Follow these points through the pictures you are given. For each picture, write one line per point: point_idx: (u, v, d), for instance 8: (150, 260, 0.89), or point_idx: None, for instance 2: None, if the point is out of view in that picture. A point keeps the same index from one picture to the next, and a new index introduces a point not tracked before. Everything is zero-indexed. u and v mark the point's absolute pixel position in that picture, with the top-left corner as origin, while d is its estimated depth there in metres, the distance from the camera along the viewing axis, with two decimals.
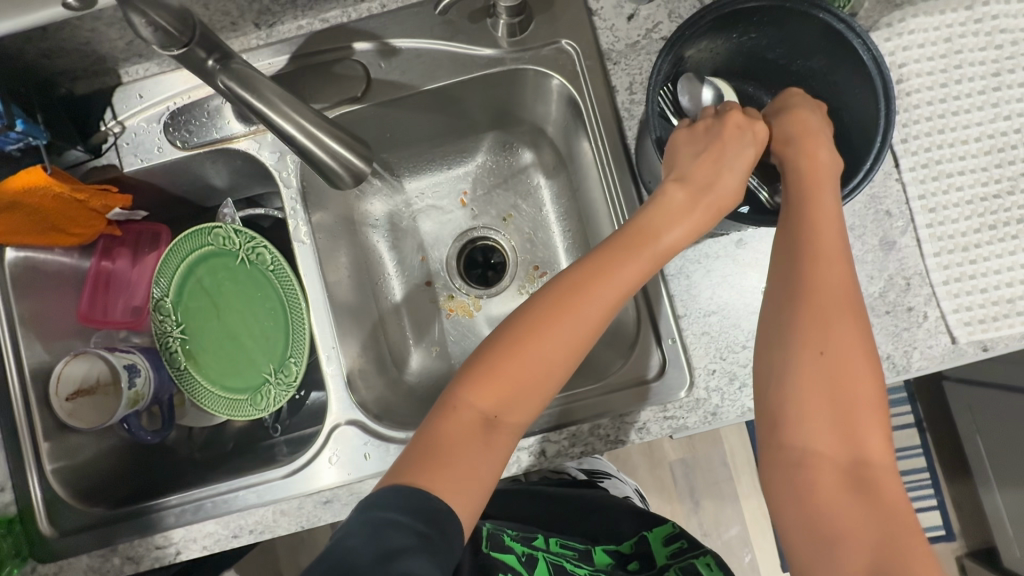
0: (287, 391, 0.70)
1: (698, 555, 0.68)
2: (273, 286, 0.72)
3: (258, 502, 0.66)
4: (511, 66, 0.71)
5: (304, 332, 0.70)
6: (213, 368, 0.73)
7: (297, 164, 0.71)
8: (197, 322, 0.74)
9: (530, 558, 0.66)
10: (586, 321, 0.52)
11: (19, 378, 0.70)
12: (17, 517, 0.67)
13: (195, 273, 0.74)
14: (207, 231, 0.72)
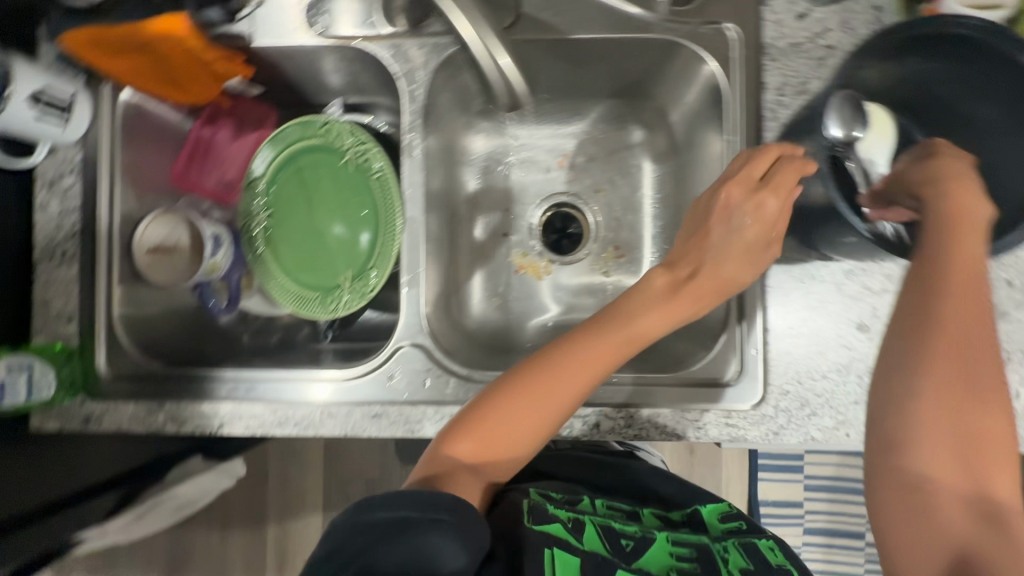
0: (360, 300, 0.70)
1: (758, 538, 0.66)
2: (371, 194, 0.71)
3: (310, 398, 0.67)
4: (664, 36, 0.69)
5: (391, 248, 0.70)
6: (288, 261, 0.73)
7: (425, 81, 0.70)
8: (284, 212, 0.74)
9: (577, 525, 0.63)
10: (562, 394, 0.56)
11: (107, 218, 0.70)
12: (78, 349, 0.68)
13: (295, 162, 0.73)
14: (320, 124, 0.72)
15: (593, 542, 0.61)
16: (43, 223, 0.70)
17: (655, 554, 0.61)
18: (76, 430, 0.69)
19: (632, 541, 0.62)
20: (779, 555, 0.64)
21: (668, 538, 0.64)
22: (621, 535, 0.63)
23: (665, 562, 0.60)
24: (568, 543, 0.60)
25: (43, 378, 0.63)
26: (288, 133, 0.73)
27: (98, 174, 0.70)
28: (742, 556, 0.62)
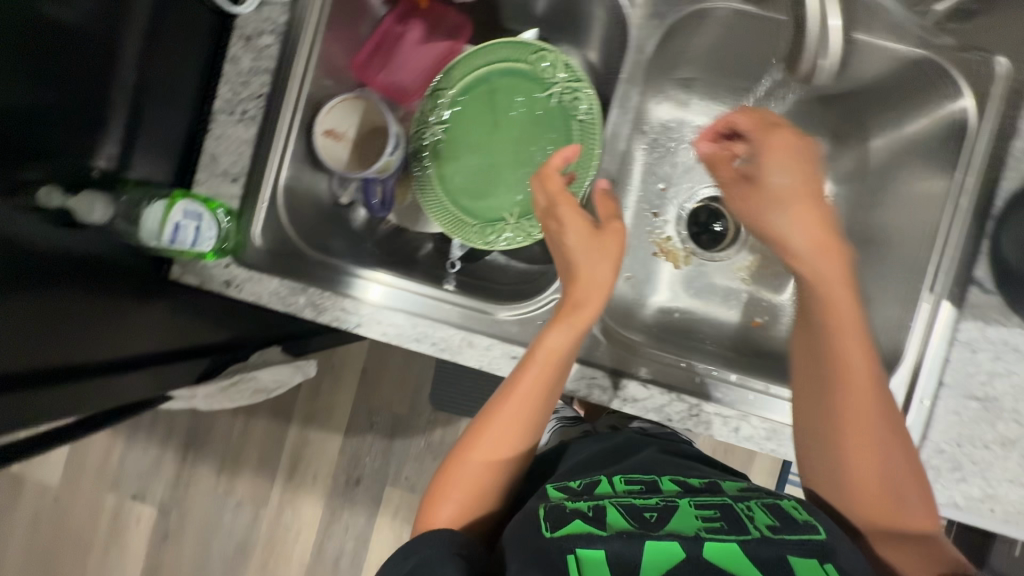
0: (523, 239, 0.69)
1: (778, 498, 0.57)
2: (568, 136, 0.70)
3: (455, 322, 0.66)
4: (923, 51, 0.64)
5: (571, 196, 0.68)
6: (453, 180, 0.71)
7: (656, 34, 0.67)
8: (462, 128, 0.71)
9: (597, 514, 0.52)
10: (517, 409, 0.58)
11: (296, 86, 0.67)
12: (237, 212, 0.67)
13: (490, 82, 0.71)
14: (533, 49, 0.69)
15: (620, 523, 0.51)
16: (228, 75, 0.67)
17: (681, 518, 0.52)
18: (213, 292, 0.68)
19: (657, 514, 0.53)
20: (804, 512, 0.54)
21: (692, 503, 0.54)
22: (644, 508, 0.53)
23: (693, 527, 0.51)
24: (594, 535, 0.49)
25: (208, 230, 0.61)
26: (495, 49, 0.70)
27: (296, 40, 0.67)
28: (766, 512, 0.53)
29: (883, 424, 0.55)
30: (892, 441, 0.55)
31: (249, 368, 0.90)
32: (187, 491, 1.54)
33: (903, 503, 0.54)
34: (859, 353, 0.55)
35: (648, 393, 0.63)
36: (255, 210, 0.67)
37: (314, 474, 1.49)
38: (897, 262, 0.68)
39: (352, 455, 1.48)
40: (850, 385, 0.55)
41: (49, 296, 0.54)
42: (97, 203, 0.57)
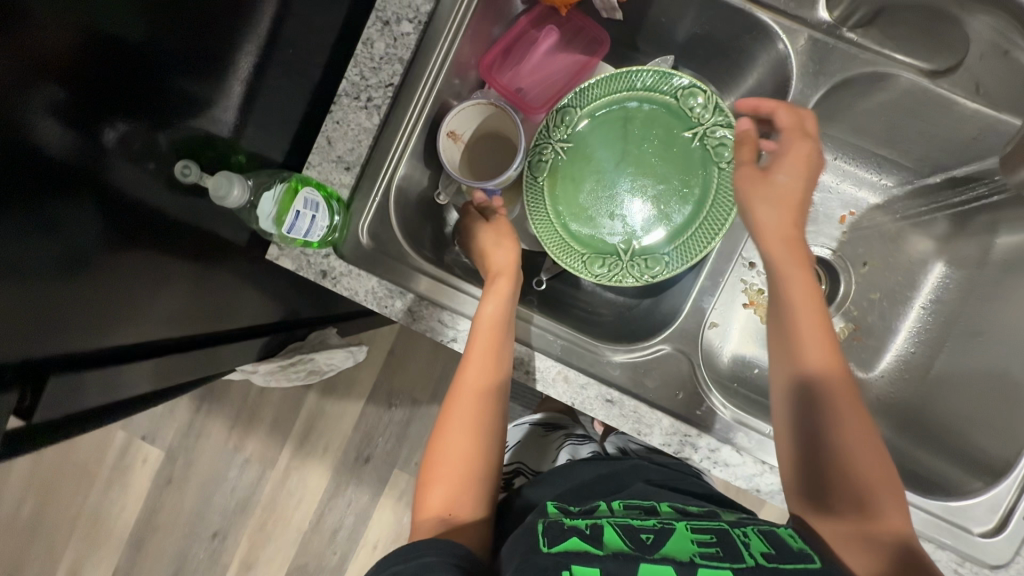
0: (632, 279, 0.66)
1: (777, 527, 0.53)
2: (702, 183, 0.65)
3: (555, 354, 0.64)
4: None
5: (698, 247, 0.64)
6: (564, 202, 0.68)
7: (816, 92, 0.62)
8: (584, 151, 0.68)
9: (596, 532, 0.49)
10: (474, 385, 0.59)
11: (428, 84, 0.64)
12: (346, 204, 0.64)
13: (625, 109, 0.67)
14: (681, 84, 0.64)
15: (617, 543, 0.47)
16: (359, 57, 0.63)
17: (676, 542, 0.49)
18: (308, 279, 0.66)
19: (653, 536, 0.49)
20: (799, 541, 0.51)
21: (688, 527, 0.51)
22: (639, 529, 0.50)
23: (688, 552, 0.48)
24: (593, 555, 0.45)
25: (323, 221, 0.58)
26: (640, 75, 0.66)
27: (436, 37, 0.64)
28: (762, 539, 0.50)
29: (848, 429, 0.53)
30: (863, 446, 0.53)
31: (305, 350, 0.90)
32: (198, 442, 1.47)
33: (882, 521, 0.51)
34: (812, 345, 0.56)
35: (740, 460, 0.61)
36: (365, 204, 0.65)
37: (325, 445, 1.44)
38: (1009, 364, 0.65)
39: (366, 433, 1.43)
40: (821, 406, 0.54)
41: (132, 254, 0.58)
42: (233, 186, 0.56)
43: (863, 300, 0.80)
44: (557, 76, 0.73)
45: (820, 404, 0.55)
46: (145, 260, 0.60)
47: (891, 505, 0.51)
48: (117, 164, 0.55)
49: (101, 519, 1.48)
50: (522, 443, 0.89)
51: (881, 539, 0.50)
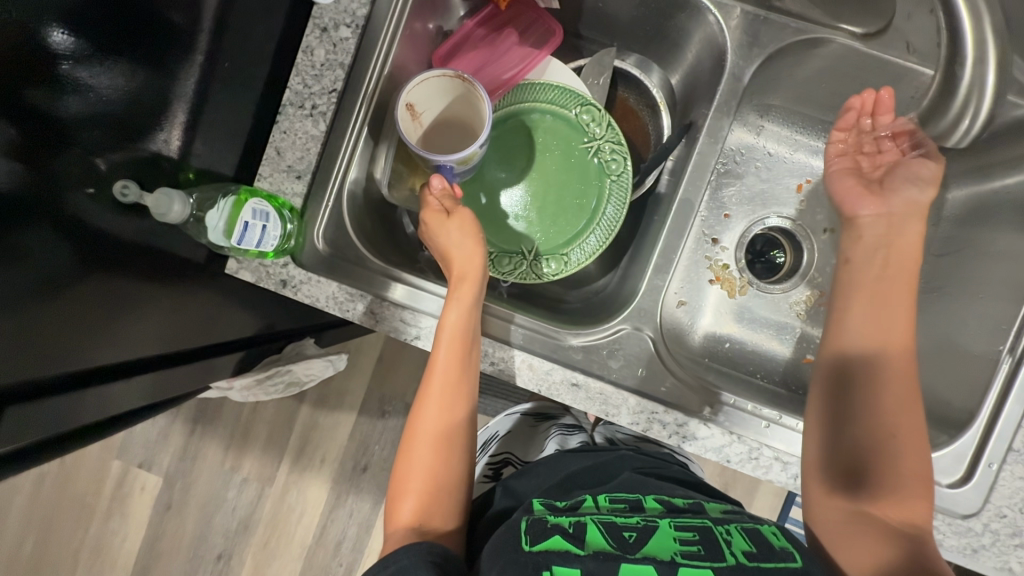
0: (535, 276, 0.71)
1: (761, 523, 0.57)
2: (596, 192, 0.70)
3: (518, 343, 0.64)
4: None
5: (592, 247, 0.70)
6: (473, 205, 0.72)
7: (754, 65, 0.63)
8: (490, 155, 0.72)
9: (578, 530, 0.52)
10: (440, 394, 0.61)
11: (370, 87, 0.65)
12: (300, 211, 0.65)
13: (530, 117, 0.71)
14: (577, 100, 0.70)
15: (598, 541, 0.51)
16: (301, 66, 0.64)
17: (658, 541, 0.52)
18: (269, 290, 0.66)
19: (636, 533, 0.52)
20: (783, 539, 0.55)
21: (672, 523, 0.54)
22: (623, 526, 0.53)
23: (669, 550, 0.51)
24: (572, 555, 0.49)
25: (274, 230, 0.59)
26: (543, 89, 0.70)
27: (374, 40, 0.64)
28: (744, 536, 0.53)
29: (903, 409, 0.57)
30: (909, 429, 0.56)
31: (284, 362, 0.92)
32: (195, 465, 1.46)
33: (907, 498, 0.54)
34: (886, 331, 0.60)
35: (709, 432, 0.62)
36: (319, 210, 0.65)
37: (322, 457, 1.44)
38: (967, 317, 0.66)
39: (362, 441, 1.44)
40: (882, 386, 0.58)
41: (116, 282, 0.59)
42: (174, 201, 0.57)
43: (824, 266, 0.82)
44: (515, 62, 0.72)
45: (881, 385, 0.58)
46: (110, 292, 0.59)
47: (914, 488, 0.54)
48: (74, 194, 0.53)
49: (105, 550, 1.48)
50: (515, 435, 0.89)
51: (894, 519, 0.53)
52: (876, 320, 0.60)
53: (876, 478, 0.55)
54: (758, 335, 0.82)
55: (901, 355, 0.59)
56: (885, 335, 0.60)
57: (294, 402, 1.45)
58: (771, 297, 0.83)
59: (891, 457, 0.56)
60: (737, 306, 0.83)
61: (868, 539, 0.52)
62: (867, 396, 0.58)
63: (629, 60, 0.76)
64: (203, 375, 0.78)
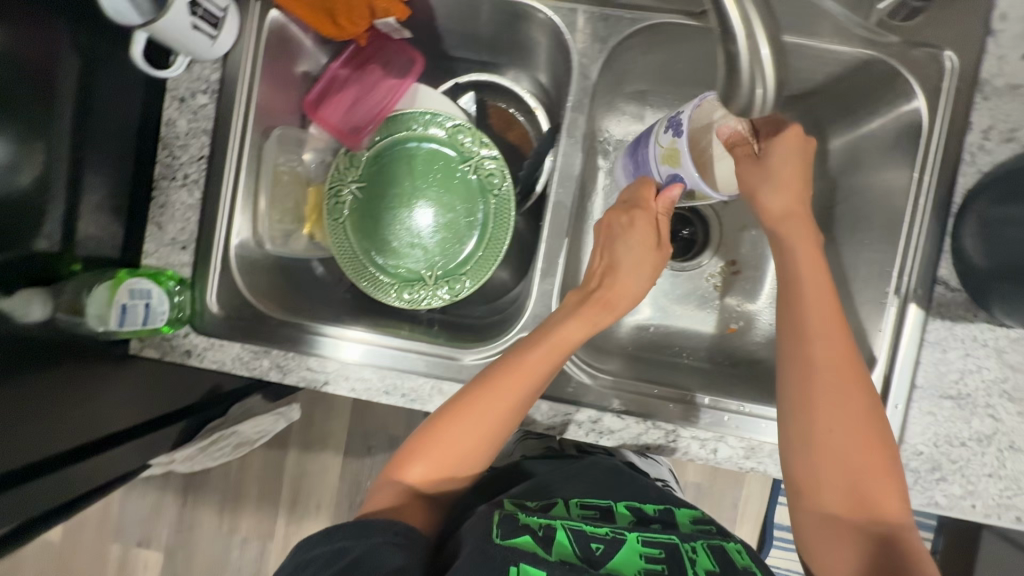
0: (441, 300, 0.72)
1: (726, 540, 0.59)
2: (482, 208, 0.72)
3: (423, 371, 0.65)
4: (876, 56, 0.62)
5: (491, 263, 0.71)
6: (368, 240, 0.73)
7: (601, 59, 0.64)
8: (375, 188, 0.73)
9: (548, 533, 0.54)
10: (508, 406, 0.59)
11: (237, 148, 0.66)
12: (189, 279, 0.66)
13: (408, 144, 0.73)
14: (448, 122, 0.71)
15: (566, 549, 0.53)
16: (167, 139, 0.66)
17: (624, 555, 0.54)
18: (177, 361, 0.67)
19: (604, 545, 0.55)
20: (746, 558, 0.57)
21: (639, 539, 0.57)
22: (591, 537, 0.55)
23: (634, 567, 0.53)
24: (539, 556, 0.51)
25: (160, 306, 0.61)
26: (414, 118, 0.72)
27: (231, 102, 0.65)
28: (708, 556, 0.55)
29: (859, 442, 0.55)
30: (866, 459, 0.55)
31: (228, 425, 0.90)
32: (193, 533, 1.46)
33: (876, 510, 0.54)
34: (830, 361, 0.57)
35: (623, 424, 0.64)
36: (208, 275, 0.66)
37: (316, 503, 1.43)
38: (862, 262, 0.68)
39: (353, 479, 1.42)
40: (827, 418, 0.56)
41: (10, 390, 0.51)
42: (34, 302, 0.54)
43: (733, 235, 0.84)
44: (382, 96, 0.73)
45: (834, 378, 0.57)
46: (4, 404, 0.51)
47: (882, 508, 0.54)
48: None
49: None
50: None
51: (864, 518, 0.54)
52: (820, 353, 0.57)
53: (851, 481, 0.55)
54: (683, 315, 0.83)
55: (840, 348, 0.57)
56: (833, 369, 0.56)
57: (279, 452, 1.43)
58: (689, 275, 0.84)
59: (852, 472, 0.55)
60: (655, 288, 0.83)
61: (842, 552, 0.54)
62: (820, 426, 0.56)
63: (511, 79, 0.78)
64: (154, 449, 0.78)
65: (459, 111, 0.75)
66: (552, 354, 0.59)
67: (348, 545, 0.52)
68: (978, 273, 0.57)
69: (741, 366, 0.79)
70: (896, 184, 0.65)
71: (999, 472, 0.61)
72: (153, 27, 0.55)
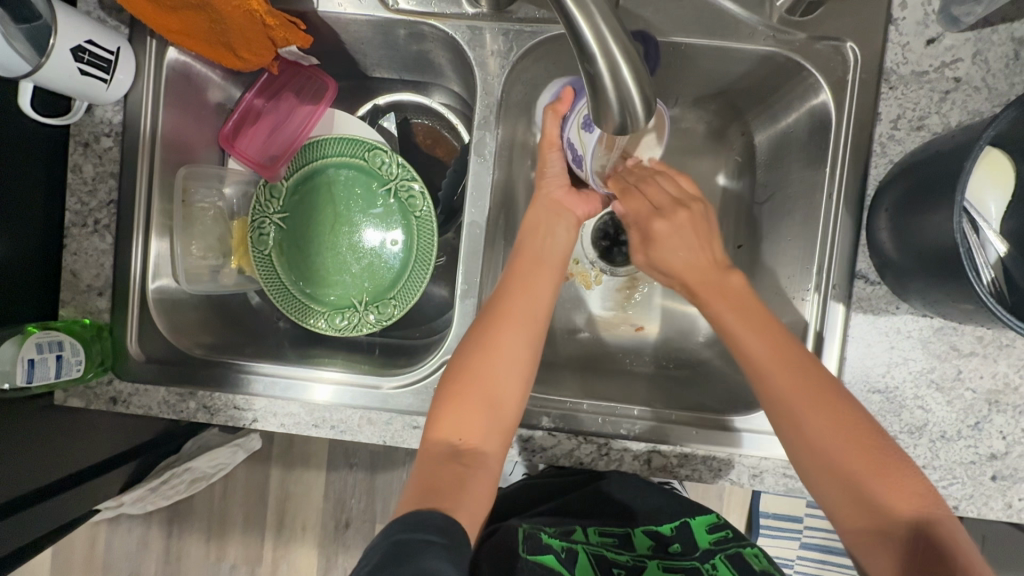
0: (371, 325, 0.71)
1: (743, 546, 0.62)
2: (405, 230, 0.71)
3: (349, 403, 0.64)
4: (779, 52, 0.61)
5: (419, 284, 0.70)
6: (295, 270, 0.72)
7: (505, 73, 0.63)
8: (298, 217, 0.72)
9: (570, 556, 0.58)
10: (516, 337, 0.61)
11: (147, 189, 0.65)
12: (108, 326, 0.65)
13: (328, 172, 0.72)
14: (365, 145, 0.71)
15: (587, 574, 0.57)
16: (73, 186, 0.65)
17: None
18: (103, 409, 0.66)
19: (625, 571, 0.59)
20: (764, 560, 0.60)
21: (660, 565, 0.60)
22: (613, 563, 0.59)
23: None
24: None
25: (72, 357, 0.59)
26: (330, 143, 0.71)
27: (136, 143, 0.64)
28: (727, 567, 0.59)
29: (842, 423, 0.55)
30: (855, 452, 0.54)
31: (182, 461, 0.91)
32: (180, 565, 1.31)
33: (883, 485, 0.53)
34: (795, 382, 0.56)
35: (555, 440, 0.64)
36: (128, 320, 0.65)
37: (303, 523, 1.28)
38: (789, 257, 0.67)
39: (337, 496, 1.27)
40: (813, 412, 0.55)
41: None
42: None
43: None
44: (297, 124, 0.72)
45: (806, 376, 0.56)
46: None
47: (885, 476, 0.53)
48: None
49: None
50: None
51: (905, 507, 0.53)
52: (765, 346, 0.58)
53: (875, 473, 0.54)
54: (625, 319, 0.81)
55: (795, 351, 0.57)
56: (795, 371, 0.56)
57: (261, 473, 1.28)
58: (631, 280, 0.83)
59: (862, 460, 0.54)
60: (595, 297, 0.82)
61: (875, 548, 0.53)
62: (810, 418, 0.55)
63: (437, 99, 0.79)
64: (95, 493, 0.74)
65: (377, 136, 0.76)
66: (539, 263, 0.66)
67: (407, 537, 0.48)
68: (893, 265, 0.56)
69: (684, 370, 0.77)
70: (814, 178, 0.64)
71: (933, 463, 0.60)
72: (38, 76, 0.54)
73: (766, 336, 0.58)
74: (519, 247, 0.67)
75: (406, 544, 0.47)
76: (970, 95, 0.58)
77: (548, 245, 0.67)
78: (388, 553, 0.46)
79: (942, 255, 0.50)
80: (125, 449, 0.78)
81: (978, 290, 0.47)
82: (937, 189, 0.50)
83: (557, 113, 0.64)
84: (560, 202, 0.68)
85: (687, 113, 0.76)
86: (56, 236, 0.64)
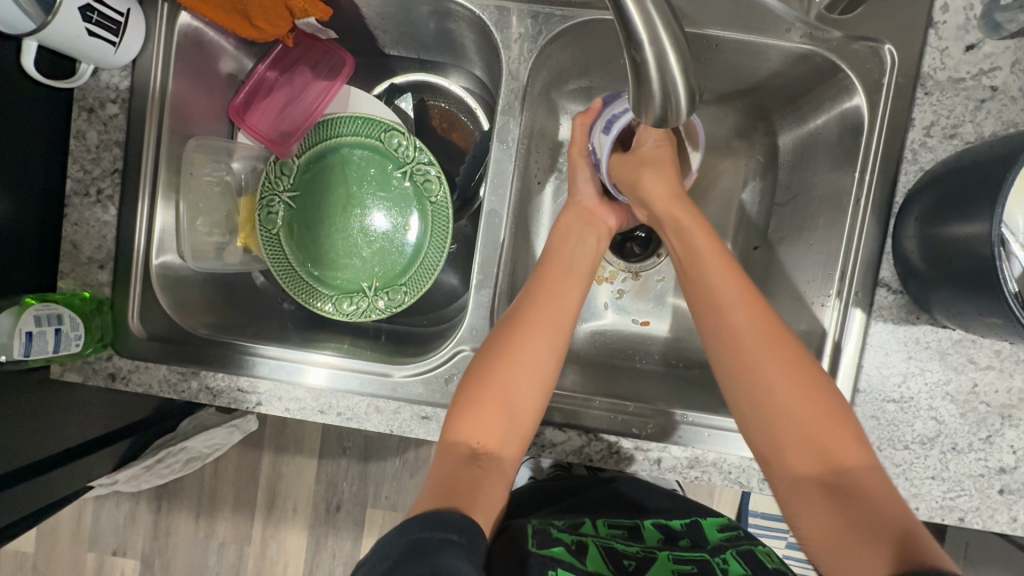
0: (380, 312, 0.69)
1: (755, 545, 0.62)
2: (420, 216, 0.69)
3: (357, 389, 0.62)
4: (812, 50, 0.60)
5: (430, 271, 0.68)
6: (303, 249, 0.70)
7: (532, 57, 0.61)
8: (309, 196, 0.70)
9: (580, 548, 0.58)
10: (543, 350, 0.59)
11: (154, 161, 0.63)
12: (108, 300, 0.63)
13: (349, 149, 0.70)
14: (381, 126, 0.68)
15: (598, 564, 0.56)
16: (75, 152, 0.62)
17: (659, 571, 0.56)
18: (101, 385, 0.64)
19: (635, 562, 0.58)
20: (777, 561, 0.60)
21: (670, 557, 0.59)
22: (623, 555, 0.58)
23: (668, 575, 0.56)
24: (574, 566, 0.54)
25: (72, 331, 0.57)
26: (344, 122, 0.69)
27: (142, 112, 0.62)
28: (741, 562, 0.58)
29: (797, 380, 0.54)
30: (804, 397, 0.54)
31: (180, 439, 0.89)
32: (167, 542, 1.29)
33: (813, 429, 0.53)
34: (759, 326, 0.56)
35: (565, 436, 0.63)
36: (129, 295, 0.63)
37: (294, 505, 1.27)
38: (811, 261, 0.67)
39: (329, 480, 1.26)
40: (759, 363, 0.55)
41: None
42: None
43: None
44: (313, 100, 0.70)
45: (759, 334, 0.56)
46: None
47: (904, 548, 0.46)
48: None
49: None
50: None
51: (861, 493, 0.50)
52: (732, 299, 0.57)
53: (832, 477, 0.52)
54: (636, 316, 0.80)
55: (758, 311, 0.57)
56: (811, 425, 0.53)
57: (253, 454, 1.27)
58: (645, 277, 0.81)
59: (804, 425, 0.53)
60: (605, 291, 0.81)
61: (808, 495, 0.52)
62: (774, 372, 0.54)
63: (455, 81, 0.76)
64: (89, 471, 0.72)
65: (393, 116, 0.73)
66: (567, 270, 0.64)
67: (424, 535, 0.47)
68: (918, 275, 0.55)
69: (694, 369, 0.75)
70: (840, 182, 0.63)
71: (943, 474, 0.60)
72: (43, 35, 0.51)
73: (786, 370, 0.54)
74: (547, 251, 0.66)
75: (425, 542, 0.46)
76: (1006, 105, 0.56)
77: (576, 252, 0.66)
78: (406, 552, 0.45)
79: (971, 269, 0.49)
80: (120, 425, 0.76)
81: (1009, 305, 0.47)
82: (972, 201, 0.49)
83: (586, 120, 0.66)
84: (592, 211, 0.68)
85: (708, 111, 0.75)
86: (55, 204, 0.61)
